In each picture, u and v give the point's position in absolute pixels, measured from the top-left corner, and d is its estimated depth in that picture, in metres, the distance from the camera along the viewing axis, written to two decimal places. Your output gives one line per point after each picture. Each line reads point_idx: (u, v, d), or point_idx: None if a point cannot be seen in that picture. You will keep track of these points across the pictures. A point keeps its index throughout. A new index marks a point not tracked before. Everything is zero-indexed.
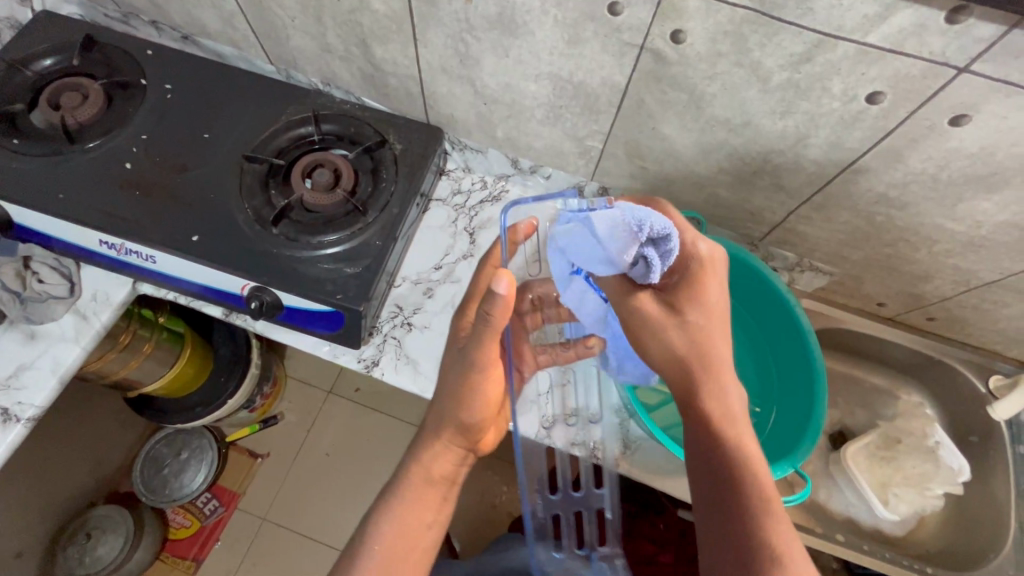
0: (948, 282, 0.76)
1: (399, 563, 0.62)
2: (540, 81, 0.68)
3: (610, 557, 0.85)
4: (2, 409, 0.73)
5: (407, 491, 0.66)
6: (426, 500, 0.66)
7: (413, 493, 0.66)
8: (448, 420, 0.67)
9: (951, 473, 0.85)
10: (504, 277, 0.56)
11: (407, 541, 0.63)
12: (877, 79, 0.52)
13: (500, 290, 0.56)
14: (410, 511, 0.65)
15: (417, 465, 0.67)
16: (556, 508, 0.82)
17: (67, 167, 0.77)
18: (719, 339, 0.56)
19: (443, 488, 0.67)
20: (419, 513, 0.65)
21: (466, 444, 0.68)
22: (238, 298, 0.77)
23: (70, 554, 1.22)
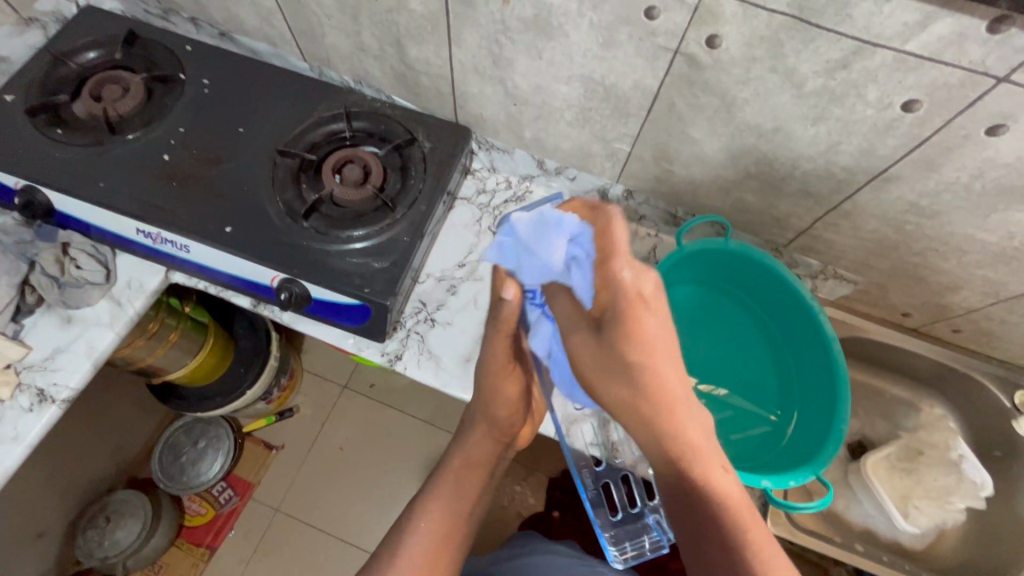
0: (976, 294, 0.75)
1: (443, 543, 0.67)
2: (571, 83, 0.69)
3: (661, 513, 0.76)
4: (39, 389, 0.75)
5: (446, 481, 0.71)
6: (464, 487, 0.71)
7: (451, 483, 0.71)
8: (480, 417, 0.73)
9: (973, 487, 0.84)
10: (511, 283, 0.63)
11: (444, 533, 0.67)
12: (913, 87, 0.52)
13: (508, 295, 0.63)
14: (451, 495, 0.70)
15: (457, 455, 0.73)
16: (604, 477, 0.76)
17: (107, 157, 0.79)
18: (668, 365, 0.50)
19: (479, 477, 0.72)
20: (454, 504, 0.70)
21: (501, 437, 0.74)
22: (268, 290, 0.78)
23: (90, 536, 1.24)
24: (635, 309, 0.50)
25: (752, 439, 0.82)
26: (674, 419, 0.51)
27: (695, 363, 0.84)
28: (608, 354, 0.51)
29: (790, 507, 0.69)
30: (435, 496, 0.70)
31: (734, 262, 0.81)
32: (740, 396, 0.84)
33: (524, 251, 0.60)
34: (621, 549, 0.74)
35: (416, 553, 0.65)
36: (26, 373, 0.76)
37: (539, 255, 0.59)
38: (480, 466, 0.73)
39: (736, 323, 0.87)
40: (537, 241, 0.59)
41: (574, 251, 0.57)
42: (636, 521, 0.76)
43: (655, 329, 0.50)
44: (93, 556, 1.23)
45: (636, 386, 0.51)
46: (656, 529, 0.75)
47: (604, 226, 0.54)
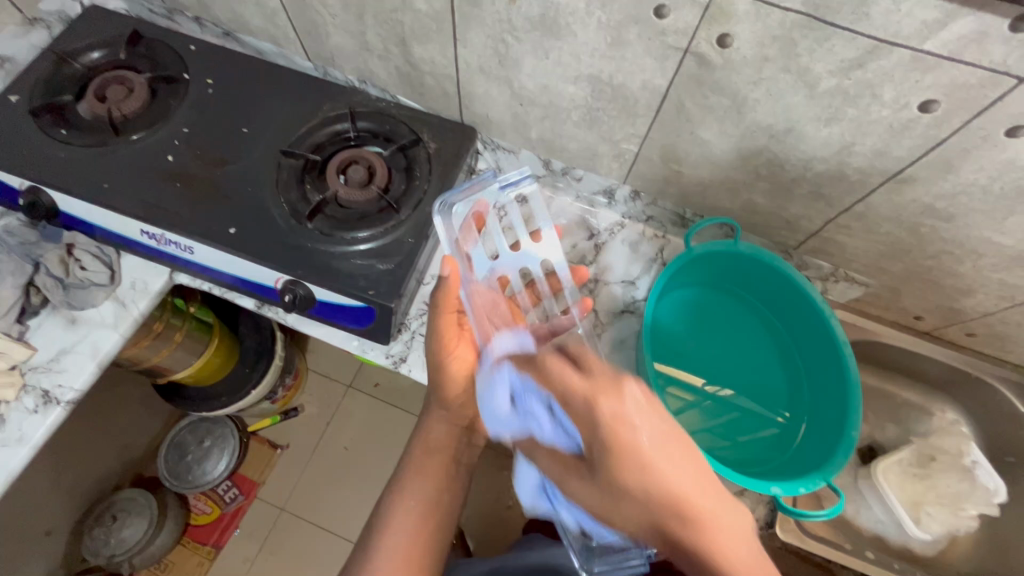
0: (992, 298, 0.74)
1: (413, 537, 0.66)
2: (578, 83, 0.68)
3: None
4: (44, 390, 0.75)
5: (410, 465, 0.71)
6: (428, 475, 0.70)
7: (418, 462, 0.71)
8: (434, 399, 0.73)
9: (986, 494, 0.83)
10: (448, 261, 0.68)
11: (415, 512, 0.68)
12: (931, 87, 0.50)
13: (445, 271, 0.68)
14: (416, 487, 0.69)
15: (417, 439, 0.73)
16: None
17: (112, 157, 0.79)
18: (660, 463, 0.51)
19: (443, 464, 0.72)
20: (425, 488, 0.70)
21: (460, 420, 0.74)
22: (271, 291, 0.78)
23: (96, 535, 1.25)
24: (619, 430, 0.51)
25: (759, 442, 0.81)
26: (701, 520, 0.50)
27: (702, 365, 0.83)
28: (602, 485, 0.54)
29: (800, 514, 0.68)
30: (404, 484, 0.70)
31: (743, 264, 0.80)
32: (746, 397, 0.83)
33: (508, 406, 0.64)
34: None
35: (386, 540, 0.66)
36: (31, 373, 0.76)
37: (490, 407, 0.66)
38: (438, 446, 0.73)
39: (746, 325, 0.86)
40: (488, 391, 0.66)
41: (528, 400, 0.61)
42: (613, 535, 0.69)
43: (631, 439, 0.51)
44: (100, 555, 1.24)
45: (626, 494, 0.52)
46: None
47: (540, 370, 0.57)
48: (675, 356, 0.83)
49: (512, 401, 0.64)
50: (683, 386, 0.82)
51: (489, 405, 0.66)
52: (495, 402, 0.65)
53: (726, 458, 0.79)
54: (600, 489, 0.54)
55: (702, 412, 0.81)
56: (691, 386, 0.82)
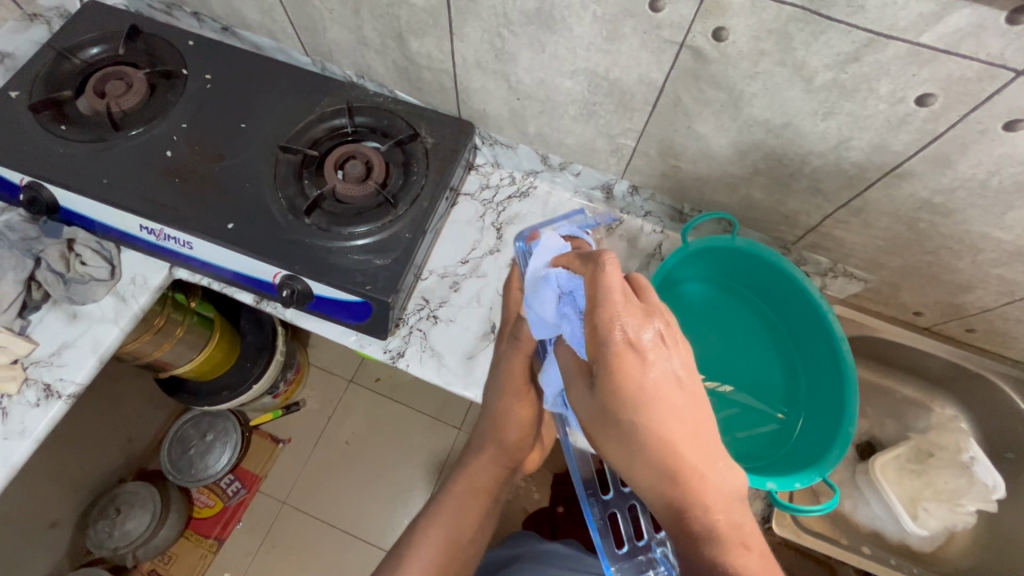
0: (991, 293, 0.73)
1: (441, 572, 0.67)
2: (575, 77, 0.68)
3: (674, 548, 0.65)
4: (45, 384, 0.76)
5: (448, 497, 0.72)
6: (469, 512, 0.71)
7: (457, 498, 0.71)
8: (489, 438, 0.73)
9: (985, 490, 0.83)
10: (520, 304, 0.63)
11: (445, 545, 0.68)
12: (928, 80, 0.50)
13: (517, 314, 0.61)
14: (449, 521, 0.70)
15: (461, 473, 0.74)
16: (611, 506, 0.70)
17: (110, 153, 0.79)
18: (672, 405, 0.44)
19: (481, 507, 0.72)
20: (459, 522, 0.70)
21: (507, 462, 0.75)
22: (270, 286, 0.78)
23: (101, 527, 1.27)
24: (623, 361, 0.44)
25: (756, 438, 0.81)
26: (697, 470, 0.44)
27: (701, 360, 0.84)
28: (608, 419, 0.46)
29: (795, 510, 0.68)
30: (437, 516, 0.70)
31: (741, 259, 0.80)
32: (745, 393, 0.83)
33: (534, 303, 0.56)
34: None
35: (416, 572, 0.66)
36: (32, 368, 0.77)
37: (533, 311, 0.56)
38: (479, 482, 0.73)
39: (744, 322, 0.86)
40: (534, 293, 0.56)
41: (564, 307, 0.53)
42: (643, 555, 0.67)
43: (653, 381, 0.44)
44: (104, 547, 1.26)
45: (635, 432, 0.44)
46: (665, 566, 0.64)
47: (592, 280, 0.47)
48: None
49: (557, 313, 0.54)
50: None
51: (530, 307, 0.57)
52: (538, 306, 0.55)
53: None
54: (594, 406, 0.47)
55: None
56: None
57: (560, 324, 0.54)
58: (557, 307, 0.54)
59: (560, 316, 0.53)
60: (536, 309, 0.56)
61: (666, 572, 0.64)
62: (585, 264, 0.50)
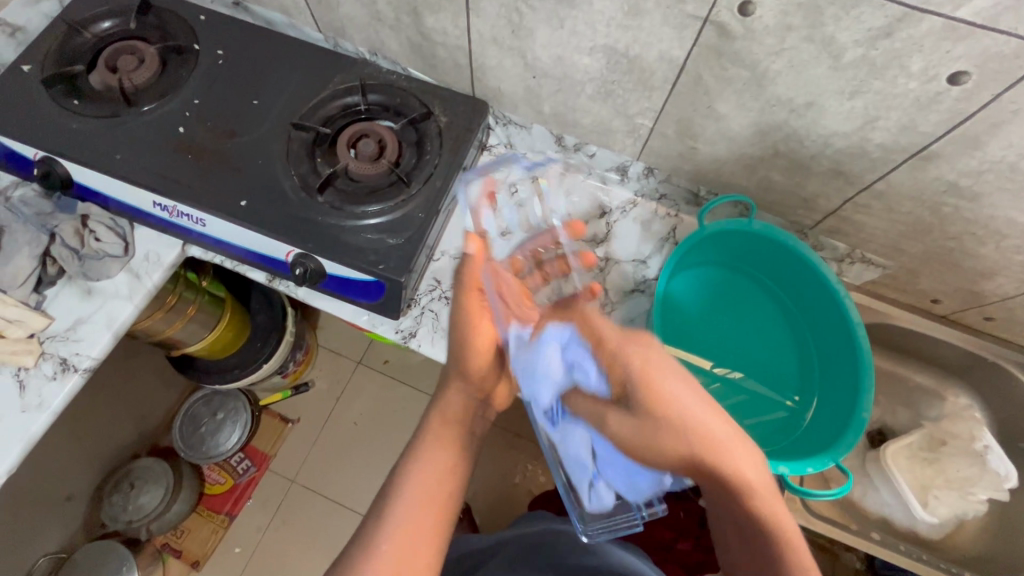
0: (1012, 281, 0.72)
1: (424, 510, 0.63)
2: (594, 54, 0.66)
3: (645, 489, 0.69)
4: (61, 358, 0.77)
5: (427, 437, 0.68)
6: (446, 444, 0.68)
7: (436, 439, 0.68)
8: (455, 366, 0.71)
9: (997, 479, 0.82)
10: (474, 242, 0.69)
11: (431, 484, 0.65)
12: (962, 57, 0.49)
13: (469, 251, 0.69)
14: (430, 457, 0.66)
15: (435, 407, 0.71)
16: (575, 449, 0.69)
17: (123, 128, 0.79)
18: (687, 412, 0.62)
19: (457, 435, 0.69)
20: (441, 462, 0.66)
21: (475, 389, 0.72)
22: (283, 265, 0.78)
23: (115, 501, 1.29)
24: (649, 378, 0.63)
25: (767, 423, 0.81)
26: (731, 459, 0.60)
27: (713, 345, 0.83)
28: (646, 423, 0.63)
29: (806, 494, 0.68)
30: (420, 460, 0.66)
31: (758, 243, 0.79)
32: (755, 379, 0.82)
33: (526, 382, 0.67)
34: (590, 528, 0.69)
35: (404, 517, 0.62)
36: (48, 342, 0.78)
37: (539, 375, 0.65)
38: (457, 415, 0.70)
39: (758, 307, 0.86)
40: (531, 357, 0.65)
41: (568, 356, 0.65)
42: (617, 499, 0.69)
43: (669, 398, 0.63)
44: (119, 520, 1.28)
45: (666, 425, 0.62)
46: (635, 508, 0.68)
47: (585, 318, 0.66)
48: (685, 337, 0.83)
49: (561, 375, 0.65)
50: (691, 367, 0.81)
51: (531, 376, 0.66)
52: (544, 370, 0.65)
53: None
54: (634, 430, 0.63)
55: (710, 393, 0.81)
56: (698, 367, 0.82)
57: (568, 375, 0.65)
58: (563, 357, 0.65)
59: (566, 372, 0.65)
60: (534, 374, 0.65)
61: (637, 513, 0.67)
62: (563, 319, 0.66)
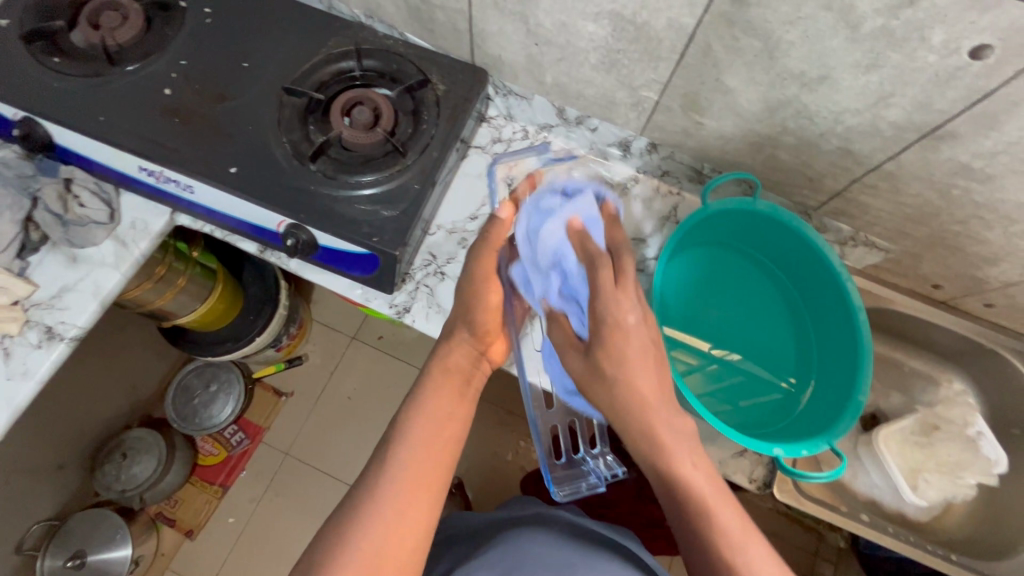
0: (1016, 267, 0.71)
1: (418, 486, 0.56)
2: (599, 21, 0.63)
3: (602, 458, 0.77)
4: (47, 327, 0.75)
5: (422, 400, 0.62)
6: (447, 395, 0.63)
7: (437, 398, 0.62)
8: (458, 320, 0.68)
9: (987, 464, 0.84)
10: (506, 206, 0.70)
11: (433, 447, 0.59)
12: (987, 29, 0.47)
13: (501, 213, 0.70)
14: (426, 421, 0.60)
15: (438, 366, 0.65)
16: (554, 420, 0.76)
17: (106, 88, 0.75)
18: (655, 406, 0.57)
19: (460, 390, 0.64)
20: (441, 426, 0.60)
21: (478, 345, 0.69)
22: (275, 236, 0.76)
23: (108, 470, 1.29)
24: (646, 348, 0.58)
25: (761, 406, 0.80)
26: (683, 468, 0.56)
27: (712, 328, 0.82)
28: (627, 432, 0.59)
29: (801, 476, 0.68)
30: (416, 421, 0.60)
31: (761, 223, 0.77)
32: (750, 360, 0.82)
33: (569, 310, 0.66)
34: (561, 489, 0.73)
35: (401, 486, 0.56)
36: (33, 310, 0.76)
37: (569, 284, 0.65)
38: (458, 366, 0.66)
39: (759, 291, 0.85)
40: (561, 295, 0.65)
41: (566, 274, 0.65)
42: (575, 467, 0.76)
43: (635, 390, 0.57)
44: (112, 489, 1.29)
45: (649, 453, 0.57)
46: (595, 473, 0.75)
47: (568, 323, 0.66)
48: (684, 319, 0.81)
49: (529, 233, 0.67)
50: (688, 348, 0.80)
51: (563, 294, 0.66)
52: (541, 238, 0.66)
53: (727, 421, 0.78)
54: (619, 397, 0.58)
55: (707, 375, 0.80)
56: (696, 349, 0.81)
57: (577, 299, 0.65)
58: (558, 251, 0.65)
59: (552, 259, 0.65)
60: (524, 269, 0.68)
61: (597, 476, 0.75)
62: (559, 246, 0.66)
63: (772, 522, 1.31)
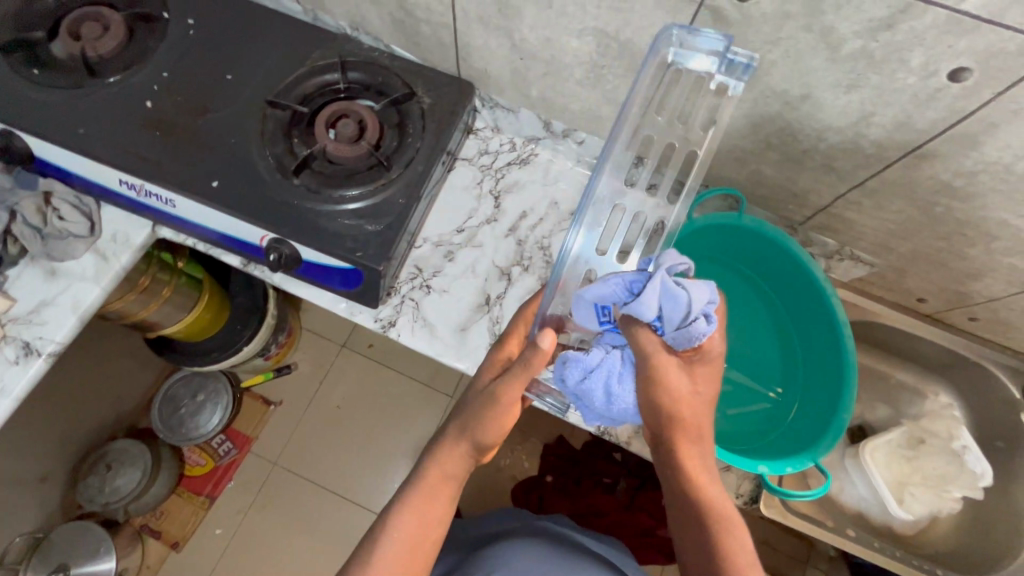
0: (999, 282, 0.72)
1: None
2: (583, 37, 0.63)
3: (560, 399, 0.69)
4: (24, 342, 0.74)
5: (409, 497, 0.59)
6: (433, 503, 0.59)
7: (426, 492, 0.59)
8: (458, 421, 0.60)
9: (972, 477, 0.83)
10: (549, 334, 0.53)
11: (414, 544, 0.58)
12: (964, 52, 0.47)
13: (541, 344, 0.53)
14: (405, 528, 0.58)
15: (433, 459, 0.60)
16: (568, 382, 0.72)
17: (87, 101, 0.74)
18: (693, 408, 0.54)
19: (450, 495, 0.60)
20: (423, 529, 0.58)
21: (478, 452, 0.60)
22: (257, 250, 0.75)
23: (91, 483, 1.28)
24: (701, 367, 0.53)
25: (748, 415, 0.81)
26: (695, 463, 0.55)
27: None
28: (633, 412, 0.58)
29: (786, 493, 0.68)
30: (396, 519, 0.58)
31: (747, 237, 0.77)
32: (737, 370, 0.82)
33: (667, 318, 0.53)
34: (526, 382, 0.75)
35: None
36: (10, 325, 0.74)
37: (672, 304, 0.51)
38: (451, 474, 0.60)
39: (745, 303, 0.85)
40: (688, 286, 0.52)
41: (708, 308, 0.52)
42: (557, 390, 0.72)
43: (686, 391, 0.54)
44: (95, 502, 1.27)
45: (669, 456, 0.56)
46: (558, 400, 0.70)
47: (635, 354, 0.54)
48: None
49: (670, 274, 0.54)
50: None
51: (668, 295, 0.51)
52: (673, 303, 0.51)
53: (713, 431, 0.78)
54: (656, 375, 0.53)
55: None
56: None
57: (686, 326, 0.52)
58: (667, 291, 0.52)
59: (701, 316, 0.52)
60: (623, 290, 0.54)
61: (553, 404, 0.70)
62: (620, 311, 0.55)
63: (763, 532, 1.31)
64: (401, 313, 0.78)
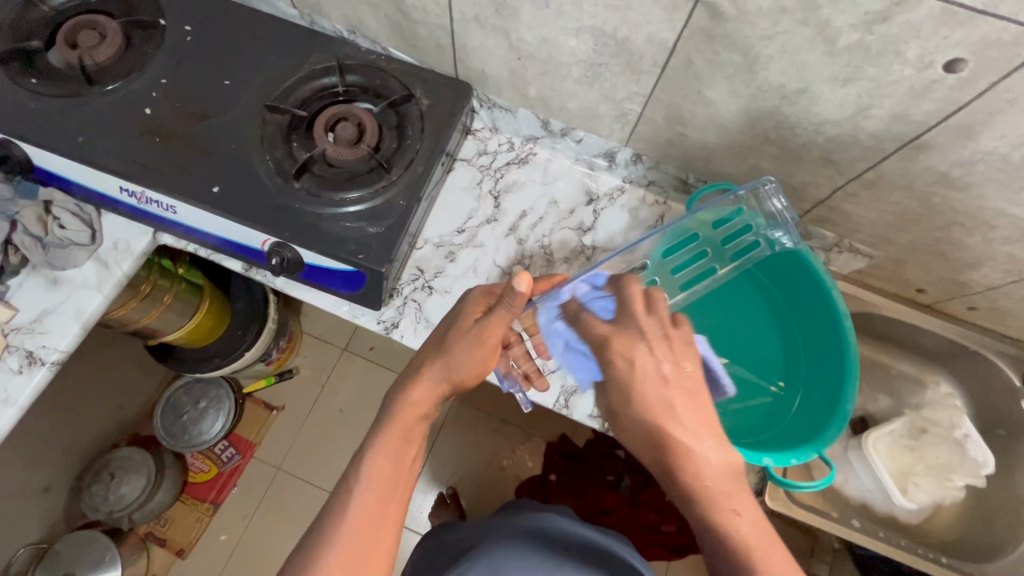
0: (998, 271, 0.72)
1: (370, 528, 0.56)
2: (581, 35, 0.63)
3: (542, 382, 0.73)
4: (27, 351, 0.74)
5: (376, 447, 0.59)
6: (405, 440, 0.59)
7: (396, 437, 0.59)
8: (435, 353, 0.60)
9: (975, 466, 0.84)
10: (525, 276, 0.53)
11: (389, 491, 0.57)
12: (960, 44, 0.47)
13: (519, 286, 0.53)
14: (376, 468, 0.57)
15: (402, 405, 0.60)
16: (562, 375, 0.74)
17: (85, 109, 0.75)
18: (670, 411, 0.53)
19: (418, 434, 0.61)
20: (396, 468, 0.58)
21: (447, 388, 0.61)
22: (259, 254, 0.76)
23: (94, 492, 1.26)
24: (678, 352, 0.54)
25: (752, 409, 0.81)
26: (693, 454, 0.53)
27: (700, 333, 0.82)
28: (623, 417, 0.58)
29: (791, 486, 0.68)
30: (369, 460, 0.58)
31: None
32: (742, 364, 0.83)
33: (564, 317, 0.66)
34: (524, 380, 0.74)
35: (350, 534, 0.55)
36: (13, 335, 0.74)
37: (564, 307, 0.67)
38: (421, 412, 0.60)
39: (747, 296, 0.85)
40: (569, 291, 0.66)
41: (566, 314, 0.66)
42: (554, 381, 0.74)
43: (647, 383, 0.54)
44: (100, 510, 1.26)
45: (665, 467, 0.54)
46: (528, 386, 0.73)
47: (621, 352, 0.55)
48: None
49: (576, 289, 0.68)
50: None
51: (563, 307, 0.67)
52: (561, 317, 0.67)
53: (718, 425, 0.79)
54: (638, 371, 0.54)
55: None
56: None
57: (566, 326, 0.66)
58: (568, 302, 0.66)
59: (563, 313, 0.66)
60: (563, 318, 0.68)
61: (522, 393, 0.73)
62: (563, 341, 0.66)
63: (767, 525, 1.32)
64: (404, 313, 0.78)
